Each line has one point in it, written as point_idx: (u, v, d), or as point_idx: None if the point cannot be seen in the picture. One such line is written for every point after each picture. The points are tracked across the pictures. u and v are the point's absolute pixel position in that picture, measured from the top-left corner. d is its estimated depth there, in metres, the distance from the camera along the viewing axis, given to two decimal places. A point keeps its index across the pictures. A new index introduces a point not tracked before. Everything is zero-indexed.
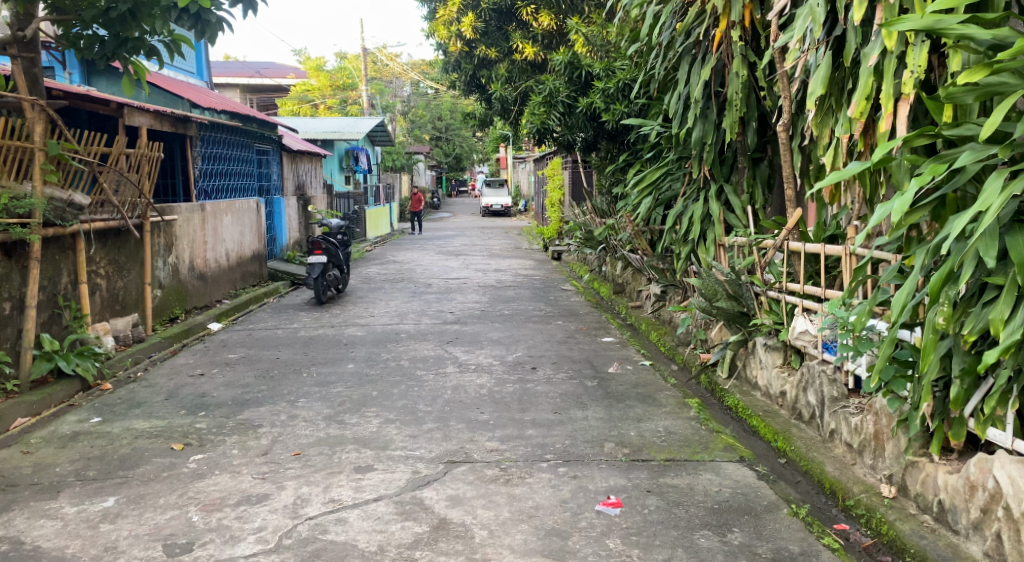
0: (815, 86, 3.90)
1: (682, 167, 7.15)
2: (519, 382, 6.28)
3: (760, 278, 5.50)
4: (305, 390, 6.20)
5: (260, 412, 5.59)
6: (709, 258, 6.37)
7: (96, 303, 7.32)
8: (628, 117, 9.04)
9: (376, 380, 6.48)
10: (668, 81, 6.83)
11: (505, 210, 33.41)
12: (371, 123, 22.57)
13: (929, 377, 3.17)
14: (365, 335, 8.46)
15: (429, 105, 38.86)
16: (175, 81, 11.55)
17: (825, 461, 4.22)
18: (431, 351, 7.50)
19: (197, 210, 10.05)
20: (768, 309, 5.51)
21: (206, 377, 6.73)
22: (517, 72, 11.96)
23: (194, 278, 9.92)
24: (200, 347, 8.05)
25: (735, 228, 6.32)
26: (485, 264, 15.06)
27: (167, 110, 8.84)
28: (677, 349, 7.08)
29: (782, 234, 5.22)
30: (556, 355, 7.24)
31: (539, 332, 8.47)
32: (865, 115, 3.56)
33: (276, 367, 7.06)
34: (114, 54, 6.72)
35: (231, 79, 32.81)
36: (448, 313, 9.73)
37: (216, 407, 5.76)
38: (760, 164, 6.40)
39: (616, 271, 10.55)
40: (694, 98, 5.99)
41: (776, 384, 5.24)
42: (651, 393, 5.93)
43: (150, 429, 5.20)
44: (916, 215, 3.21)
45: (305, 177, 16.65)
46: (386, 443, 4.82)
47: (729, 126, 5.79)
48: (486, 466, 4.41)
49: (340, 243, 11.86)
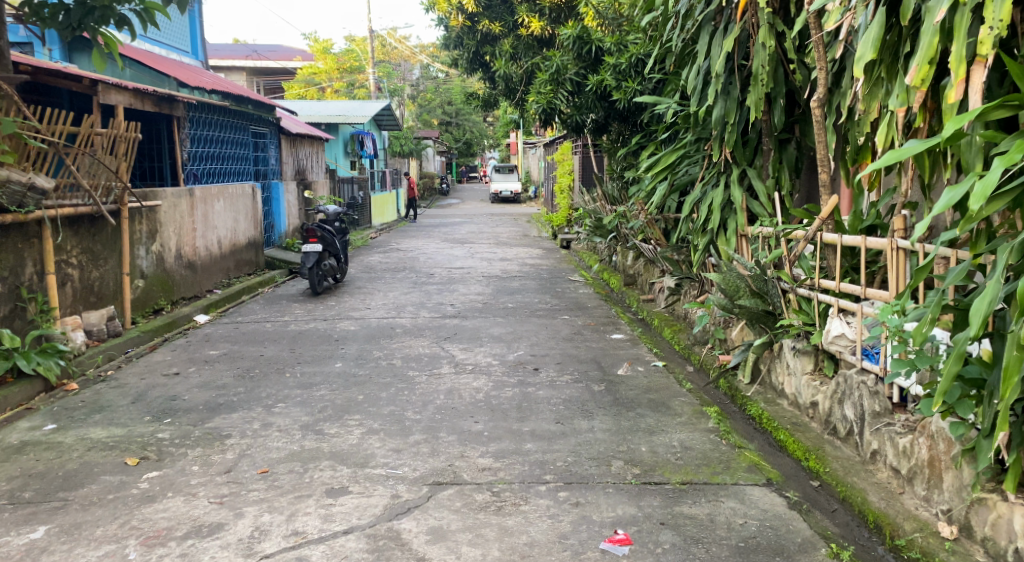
0: (865, 50, 3.30)
1: (700, 149, 6.51)
2: (519, 386, 5.72)
3: (789, 273, 4.93)
4: (285, 393, 5.66)
5: (231, 419, 5.05)
6: (730, 250, 5.81)
7: (67, 294, 6.80)
8: (641, 95, 8.45)
9: (363, 382, 5.92)
10: (685, 53, 6.25)
11: (515, 196, 32.89)
12: (378, 107, 21.95)
13: (1012, 404, 2.59)
14: (358, 329, 7.91)
15: (438, 90, 38.17)
16: (159, 58, 11.03)
17: (867, 488, 3.66)
18: (426, 349, 6.95)
19: (184, 195, 9.51)
20: (798, 308, 4.94)
21: (181, 377, 6.19)
22: (522, 48, 11.32)
23: (182, 267, 9.40)
24: (182, 342, 7.52)
25: (759, 217, 5.80)
26: (492, 252, 14.51)
27: (149, 88, 8.34)
28: (693, 349, 6.50)
29: (815, 224, 4.67)
30: (562, 355, 6.68)
31: (544, 327, 7.91)
32: (927, 85, 2.99)
33: (258, 366, 6.52)
34: (81, 24, 6.14)
35: (235, 63, 32.23)
36: (449, 306, 9.18)
37: (185, 412, 5.22)
38: (788, 146, 5.84)
39: (626, 262, 10.01)
40: (715, 71, 5.45)
41: (805, 393, 4.68)
42: (664, 400, 5.36)
43: (107, 439, 4.66)
44: (996, 204, 2.62)
45: (307, 161, 16.09)
46: (366, 459, 4.28)
47: (754, 103, 5.32)
48: (476, 490, 3.85)
49: (337, 230, 11.32)
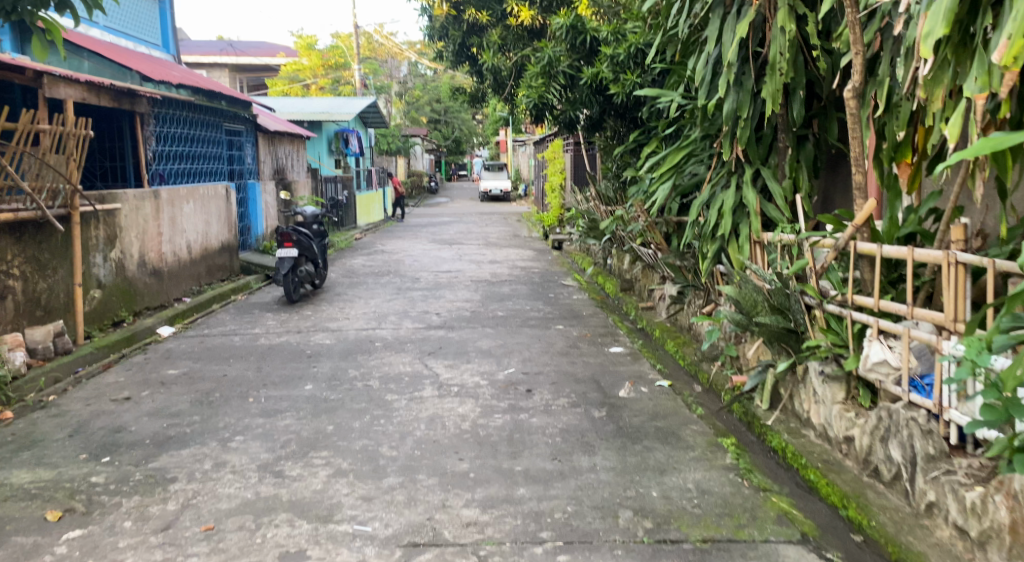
0: (935, 24, 2.70)
1: (709, 146, 5.89)
2: (510, 413, 5.08)
3: (815, 288, 4.30)
4: (246, 423, 5.01)
5: (179, 456, 4.41)
6: (744, 259, 5.21)
7: (7, 308, 6.22)
8: (641, 88, 7.82)
9: (335, 408, 5.29)
10: (691, 41, 5.64)
11: (504, 195, 32.35)
12: (363, 103, 21.24)
13: None
14: (334, 343, 7.26)
15: (426, 86, 37.44)
16: (120, 50, 10.36)
17: (927, 551, 3.09)
18: (407, 367, 6.31)
19: (149, 197, 8.82)
20: (826, 326, 4.32)
21: (132, 403, 5.53)
22: (511, 39, 10.65)
23: (146, 274, 8.74)
24: (140, 360, 6.87)
25: (776, 222, 5.20)
26: (482, 254, 13.89)
27: (104, 80, 7.70)
28: (700, 366, 5.89)
29: (847, 231, 4.05)
30: (557, 373, 6.07)
31: (537, 340, 7.28)
32: (1018, 65, 2.44)
33: (220, 389, 5.87)
34: (15, 8, 5.23)
35: (216, 60, 31.48)
36: (434, 315, 8.54)
37: (128, 448, 4.57)
38: (806, 143, 5.28)
39: (624, 265, 9.43)
40: (727, 60, 4.85)
41: (836, 425, 4.05)
42: (673, 429, 4.75)
43: (29, 485, 4.01)
44: None
45: (287, 160, 15.38)
46: (331, 511, 3.68)
47: (772, 96, 4.75)
48: (459, 555, 3.28)
49: (315, 233, 10.62)
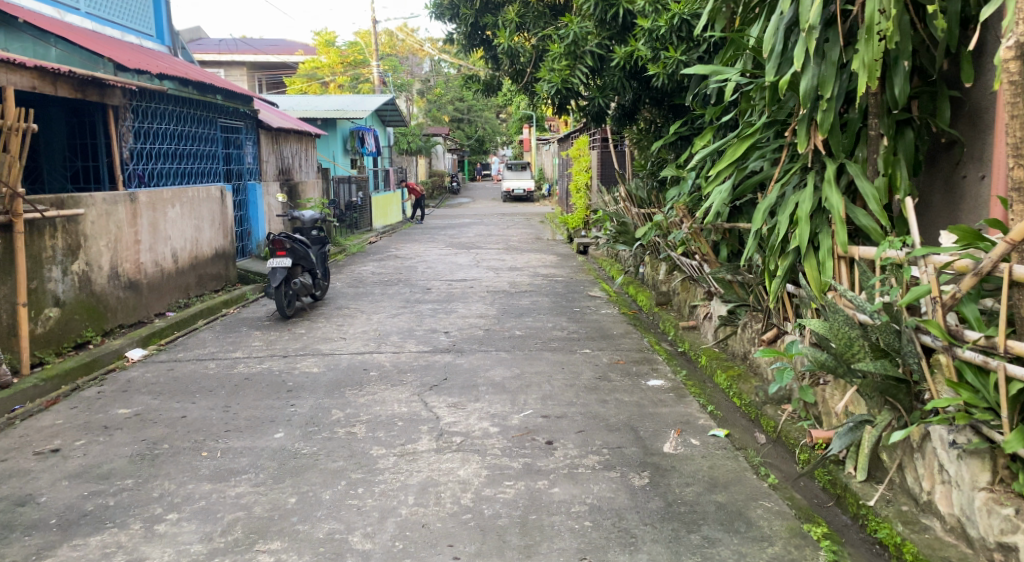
0: None
1: (777, 135, 4.70)
2: (525, 478, 3.95)
3: (942, 325, 3.10)
4: (188, 491, 3.93)
5: (84, 548, 3.36)
6: (828, 281, 4.02)
7: None
8: (687, 66, 6.60)
9: (304, 469, 4.18)
10: (754, 4, 4.50)
11: (527, 194, 31.18)
12: (379, 101, 20.16)
13: None
14: (322, 372, 6.15)
15: (448, 84, 36.31)
16: (103, 39, 9.39)
17: None
18: (401, 407, 5.18)
19: (123, 201, 7.76)
20: (957, 378, 3.13)
21: (56, 458, 4.46)
22: (531, 16, 9.57)
23: (119, 288, 7.71)
24: (92, 394, 5.81)
25: (868, 232, 4.01)
26: (501, 260, 12.71)
27: (63, 67, 6.61)
28: (764, 410, 4.72)
29: (996, 251, 2.88)
30: (585, 416, 4.92)
31: (560, 368, 6.12)
32: None
33: (171, 437, 4.78)
34: None
35: (234, 57, 30.68)
36: (442, 335, 7.41)
37: (23, 532, 3.52)
38: (907, 130, 4.09)
39: (660, 276, 8.28)
40: (807, 22, 3.70)
41: (983, 523, 2.91)
42: (743, 509, 3.58)
43: None
44: None
45: (294, 159, 14.34)
46: None
47: (867, 68, 3.59)
48: None
49: (315, 240, 9.48)
